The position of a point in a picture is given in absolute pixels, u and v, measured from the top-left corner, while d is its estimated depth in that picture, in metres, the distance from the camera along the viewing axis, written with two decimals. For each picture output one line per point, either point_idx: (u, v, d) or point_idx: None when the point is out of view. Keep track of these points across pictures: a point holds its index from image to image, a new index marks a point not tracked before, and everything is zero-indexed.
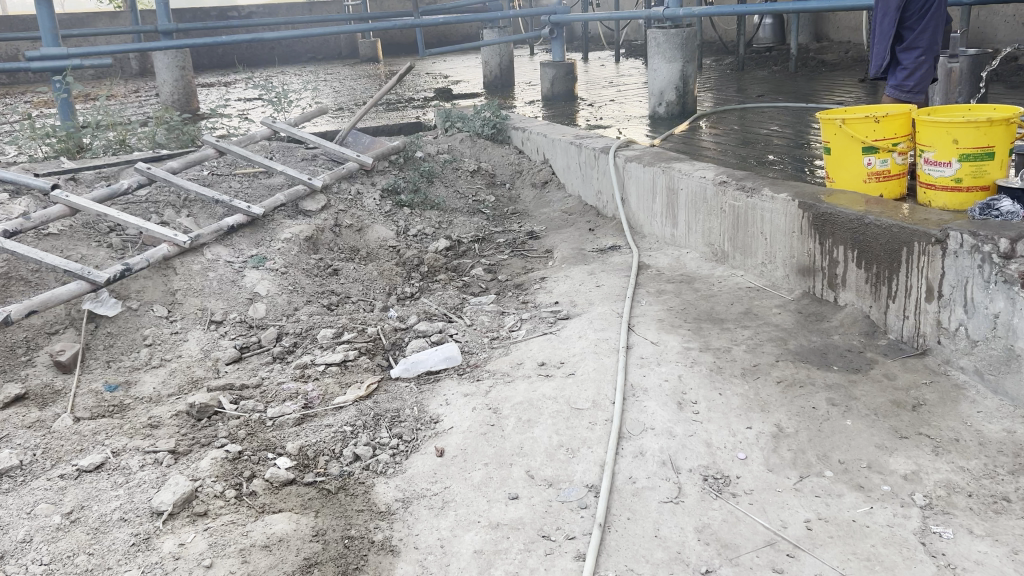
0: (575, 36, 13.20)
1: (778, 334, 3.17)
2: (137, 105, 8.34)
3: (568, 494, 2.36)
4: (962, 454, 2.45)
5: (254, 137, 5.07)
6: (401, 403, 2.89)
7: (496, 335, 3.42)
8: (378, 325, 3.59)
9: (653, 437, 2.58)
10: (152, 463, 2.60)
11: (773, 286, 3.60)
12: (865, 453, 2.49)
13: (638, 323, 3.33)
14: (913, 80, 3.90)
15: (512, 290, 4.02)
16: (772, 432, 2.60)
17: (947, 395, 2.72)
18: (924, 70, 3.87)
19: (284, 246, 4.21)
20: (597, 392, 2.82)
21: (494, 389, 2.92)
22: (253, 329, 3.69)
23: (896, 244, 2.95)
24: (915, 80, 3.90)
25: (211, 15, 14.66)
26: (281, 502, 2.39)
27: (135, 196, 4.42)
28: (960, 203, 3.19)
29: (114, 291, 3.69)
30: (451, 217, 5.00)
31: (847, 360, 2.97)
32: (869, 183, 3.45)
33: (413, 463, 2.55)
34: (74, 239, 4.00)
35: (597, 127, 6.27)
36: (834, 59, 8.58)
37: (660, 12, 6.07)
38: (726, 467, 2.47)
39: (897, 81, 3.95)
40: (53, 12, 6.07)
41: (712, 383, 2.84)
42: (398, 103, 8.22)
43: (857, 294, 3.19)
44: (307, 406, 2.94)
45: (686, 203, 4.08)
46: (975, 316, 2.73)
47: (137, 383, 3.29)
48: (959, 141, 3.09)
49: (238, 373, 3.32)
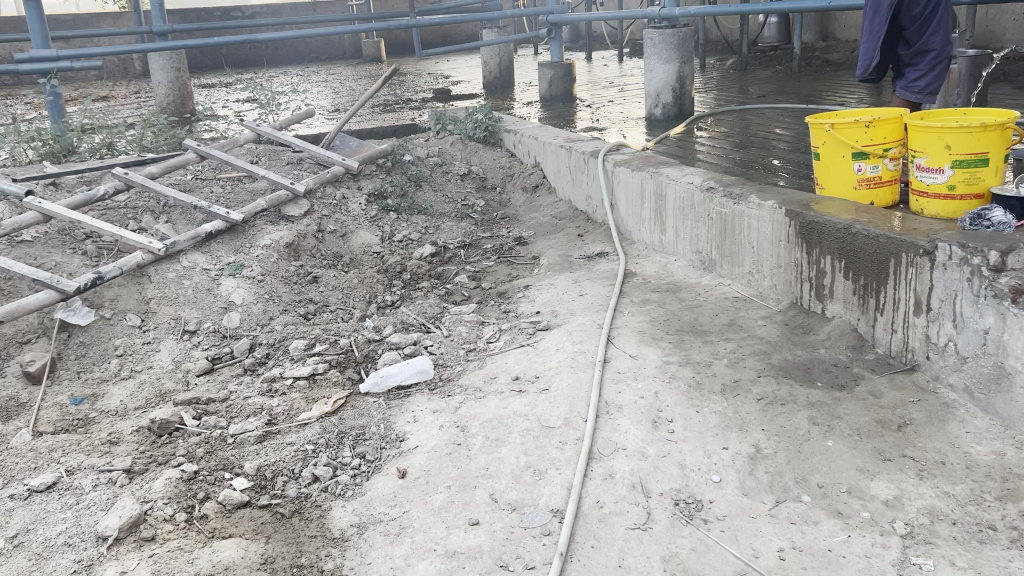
0: (579, 34, 13.10)
1: (762, 348, 3.05)
2: (133, 107, 8.27)
3: (531, 520, 2.25)
4: (948, 479, 2.33)
5: (238, 140, 4.99)
6: (367, 419, 2.79)
7: (472, 347, 3.31)
8: (351, 336, 3.49)
9: (624, 457, 2.48)
10: (105, 483, 2.51)
11: (760, 296, 3.48)
12: (846, 476, 2.37)
13: (618, 335, 3.22)
14: (925, 82, 3.77)
15: (495, 298, 3.92)
16: (749, 453, 2.48)
17: (935, 414, 2.60)
18: (936, 73, 3.75)
19: (263, 253, 4.12)
20: (570, 409, 2.71)
21: (464, 406, 2.81)
22: (226, 339, 3.59)
23: (884, 254, 2.83)
24: (926, 83, 3.77)
25: (215, 15, 14.62)
26: (232, 527, 2.30)
27: (113, 202, 4.35)
28: (954, 211, 3.06)
29: (86, 299, 3.61)
30: (438, 222, 4.90)
31: (832, 376, 2.85)
32: (860, 190, 3.32)
33: (373, 484, 2.45)
34: (49, 246, 3.93)
35: (592, 129, 6.16)
36: (840, 58, 8.43)
37: (655, 12, 5.95)
38: (699, 491, 2.36)
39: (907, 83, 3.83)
40: (42, 13, 5.98)
41: (690, 401, 2.72)
42: (396, 104, 8.14)
43: (845, 306, 3.07)
44: (271, 422, 2.84)
45: (674, 210, 3.96)
46: (964, 332, 2.60)
47: (104, 395, 3.20)
48: (952, 146, 2.96)
49: (208, 386, 3.22)
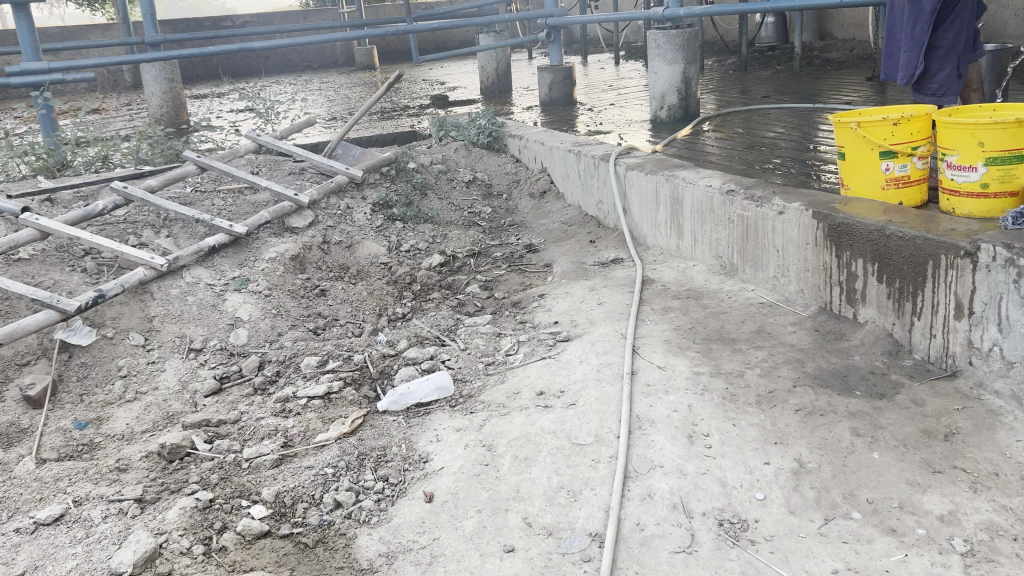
0: (572, 38, 13.02)
1: (795, 356, 2.94)
2: (126, 120, 8.14)
3: (569, 545, 2.13)
4: (1004, 491, 2.21)
5: (238, 151, 4.87)
6: (388, 440, 2.67)
7: (491, 361, 3.20)
8: (365, 352, 3.36)
9: (662, 476, 2.36)
10: (116, 514, 2.38)
11: (787, 302, 3.38)
12: (896, 490, 2.26)
13: (643, 346, 3.10)
14: (937, 83, 3.74)
15: (509, 309, 3.81)
16: (792, 468, 2.37)
17: (982, 422, 2.48)
18: (948, 72, 3.69)
19: (269, 266, 4.00)
20: (600, 425, 2.60)
21: (489, 423, 2.69)
22: (234, 356, 3.46)
23: (921, 256, 2.72)
24: (939, 83, 3.73)
25: (206, 25, 14.51)
26: (254, 559, 2.18)
27: (112, 217, 4.22)
28: (988, 210, 2.95)
29: (88, 319, 3.47)
30: (445, 231, 4.79)
31: (870, 384, 2.74)
32: (887, 190, 3.22)
33: (399, 509, 2.33)
34: (46, 264, 3.80)
35: (596, 133, 6.04)
36: (839, 57, 8.37)
37: (660, 13, 5.84)
38: (743, 510, 2.24)
39: (922, 85, 3.80)
40: (33, 25, 5.84)
41: (725, 413, 2.61)
42: (393, 112, 8.05)
43: (879, 310, 2.97)
44: (286, 445, 2.71)
45: (691, 214, 3.86)
46: (1011, 336, 2.50)
47: (109, 419, 3.07)
48: (985, 143, 2.86)
49: (217, 407, 3.09)
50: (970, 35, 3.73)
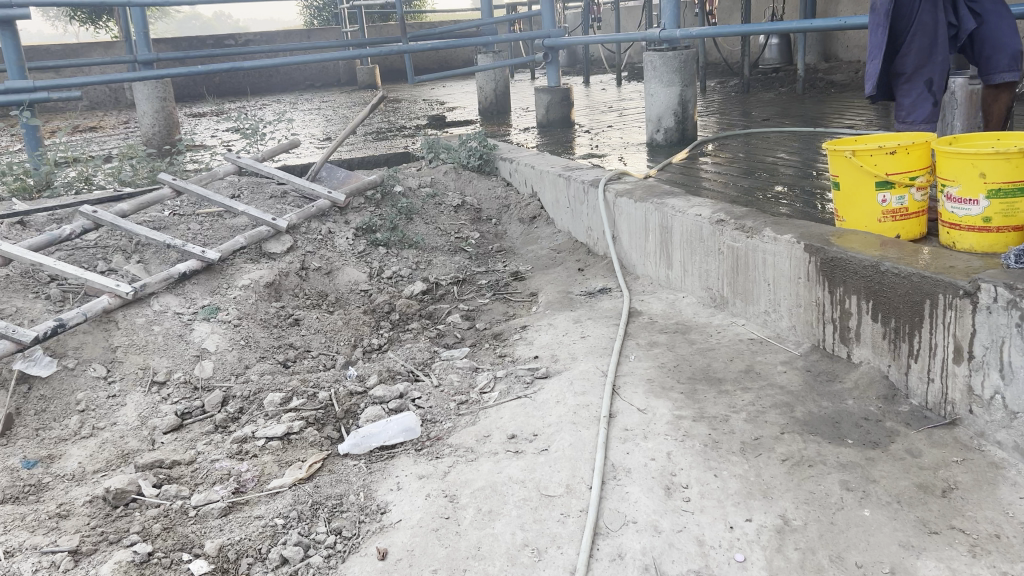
0: (576, 59, 12.95)
1: (784, 399, 2.76)
2: (117, 138, 8.03)
3: None
4: (1006, 555, 2.02)
5: (218, 174, 4.73)
6: (346, 487, 2.50)
7: (464, 399, 3.02)
8: (332, 388, 3.20)
9: (635, 533, 2.19)
10: (47, 568, 2.22)
11: (777, 338, 3.21)
12: (888, 554, 2.07)
13: (624, 385, 2.93)
14: (907, 106, 3.61)
15: (489, 341, 3.65)
16: (776, 526, 2.18)
17: (983, 476, 2.30)
18: (913, 96, 3.58)
19: (241, 294, 3.84)
20: (572, 475, 2.42)
21: (454, 471, 2.52)
22: (198, 390, 3.30)
23: (918, 295, 2.55)
24: (908, 108, 3.61)
25: (209, 43, 14.53)
26: None
27: (82, 242, 4.07)
28: (991, 245, 2.77)
29: (48, 348, 3.30)
30: (430, 257, 4.65)
31: (863, 432, 2.56)
32: (884, 223, 3.05)
33: (349, 568, 2.15)
34: (10, 290, 3.64)
35: (592, 156, 5.90)
36: (844, 80, 8.21)
37: (656, 33, 5.70)
38: (721, 573, 2.05)
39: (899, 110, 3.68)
40: (18, 42, 5.58)
41: (706, 463, 2.43)
42: (387, 132, 7.93)
43: (874, 350, 2.80)
44: (237, 491, 2.56)
45: (680, 244, 3.69)
46: (1013, 383, 2.32)
47: (61, 457, 2.90)
48: (987, 174, 2.69)
49: (174, 446, 2.93)
50: (942, 56, 3.54)
